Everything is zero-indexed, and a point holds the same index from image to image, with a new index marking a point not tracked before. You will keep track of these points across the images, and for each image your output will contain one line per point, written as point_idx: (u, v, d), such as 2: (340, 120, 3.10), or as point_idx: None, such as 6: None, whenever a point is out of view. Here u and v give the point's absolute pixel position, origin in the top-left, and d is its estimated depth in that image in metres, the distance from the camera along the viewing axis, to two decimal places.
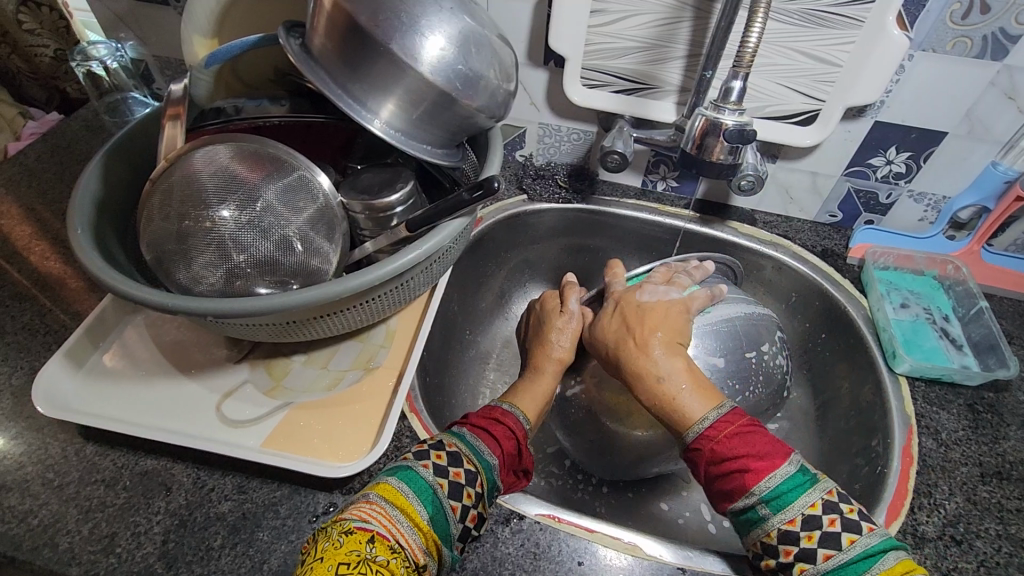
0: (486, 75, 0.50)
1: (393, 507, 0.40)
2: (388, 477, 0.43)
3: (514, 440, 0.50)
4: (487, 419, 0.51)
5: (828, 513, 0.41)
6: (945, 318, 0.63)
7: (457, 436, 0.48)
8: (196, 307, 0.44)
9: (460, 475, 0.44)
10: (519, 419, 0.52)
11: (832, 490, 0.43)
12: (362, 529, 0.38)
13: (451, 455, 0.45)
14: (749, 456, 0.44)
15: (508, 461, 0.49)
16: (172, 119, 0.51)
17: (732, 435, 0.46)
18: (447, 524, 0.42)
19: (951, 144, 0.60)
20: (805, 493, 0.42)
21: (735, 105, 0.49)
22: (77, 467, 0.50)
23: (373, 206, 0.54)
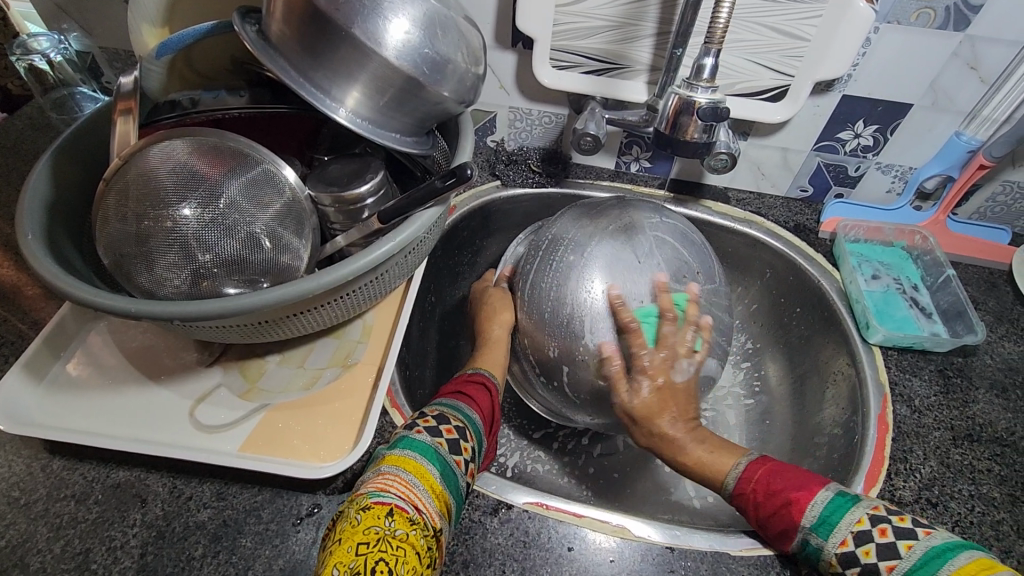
0: (454, 59, 0.48)
1: (408, 476, 0.40)
2: (393, 450, 0.42)
3: (489, 394, 0.52)
4: (459, 379, 0.53)
5: (870, 527, 0.41)
6: (914, 287, 0.65)
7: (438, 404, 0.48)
8: (160, 310, 0.42)
9: (452, 432, 0.45)
10: (486, 375, 0.54)
11: (861, 517, 0.41)
12: (379, 503, 0.38)
13: (438, 417, 0.46)
14: (777, 513, 0.44)
15: (488, 415, 0.50)
16: (124, 113, 0.49)
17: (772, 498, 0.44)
18: (457, 479, 0.42)
19: (916, 116, 0.61)
20: (835, 530, 0.41)
21: (708, 82, 0.48)
22: (44, 483, 0.48)
23: (342, 198, 0.52)
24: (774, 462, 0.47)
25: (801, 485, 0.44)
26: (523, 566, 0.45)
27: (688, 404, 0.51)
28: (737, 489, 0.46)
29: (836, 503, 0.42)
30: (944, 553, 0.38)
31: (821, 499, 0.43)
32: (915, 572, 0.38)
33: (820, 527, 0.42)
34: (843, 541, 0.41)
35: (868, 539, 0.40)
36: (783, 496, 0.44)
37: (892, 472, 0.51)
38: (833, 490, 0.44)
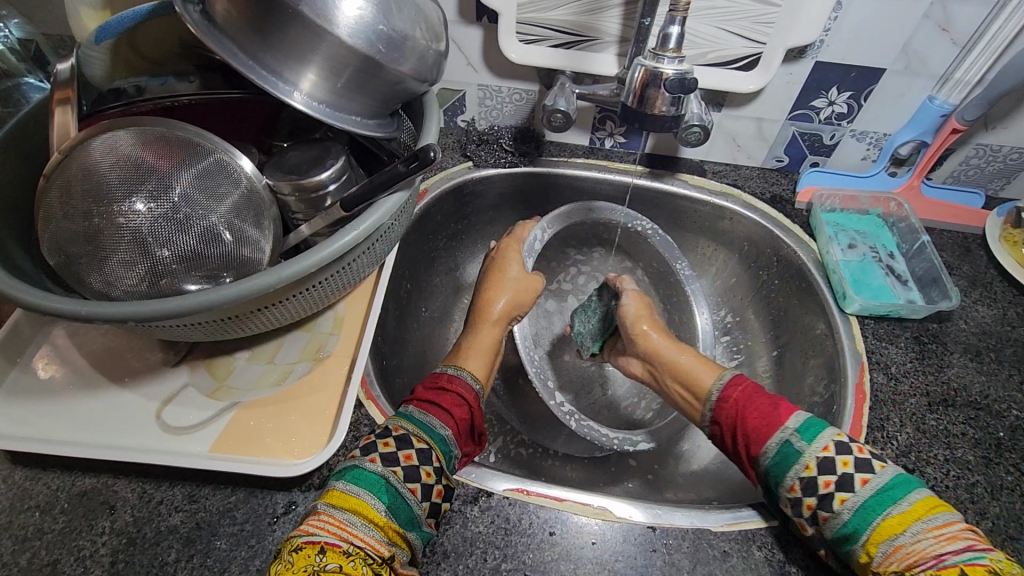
0: (412, 35, 0.46)
1: (344, 512, 0.38)
2: (336, 483, 0.40)
3: (466, 407, 0.49)
4: (434, 389, 0.50)
5: (819, 474, 0.42)
6: (890, 255, 0.65)
7: (406, 418, 0.46)
8: (113, 312, 0.40)
9: (412, 458, 0.42)
10: (466, 381, 0.51)
11: (826, 444, 0.43)
12: (310, 542, 0.36)
13: (399, 441, 0.43)
14: (764, 424, 0.46)
15: (462, 428, 0.48)
16: (62, 103, 0.46)
17: (741, 410, 0.48)
18: (409, 507, 0.40)
19: (889, 81, 0.60)
20: (818, 438, 0.43)
21: (674, 53, 0.46)
22: (7, 495, 0.46)
23: (303, 187, 0.50)
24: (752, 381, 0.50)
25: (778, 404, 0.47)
26: (505, 553, 0.45)
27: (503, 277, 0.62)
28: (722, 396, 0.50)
29: (818, 424, 0.45)
30: (895, 488, 0.40)
31: (799, 416, 0.45)
32: (880, 493, 0.40)
33: (805, 431, 0.44)
34: (825, 448, 0.43)
35: (846, 452, 0.42)
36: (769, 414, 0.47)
37: (870, 440, 0.51)
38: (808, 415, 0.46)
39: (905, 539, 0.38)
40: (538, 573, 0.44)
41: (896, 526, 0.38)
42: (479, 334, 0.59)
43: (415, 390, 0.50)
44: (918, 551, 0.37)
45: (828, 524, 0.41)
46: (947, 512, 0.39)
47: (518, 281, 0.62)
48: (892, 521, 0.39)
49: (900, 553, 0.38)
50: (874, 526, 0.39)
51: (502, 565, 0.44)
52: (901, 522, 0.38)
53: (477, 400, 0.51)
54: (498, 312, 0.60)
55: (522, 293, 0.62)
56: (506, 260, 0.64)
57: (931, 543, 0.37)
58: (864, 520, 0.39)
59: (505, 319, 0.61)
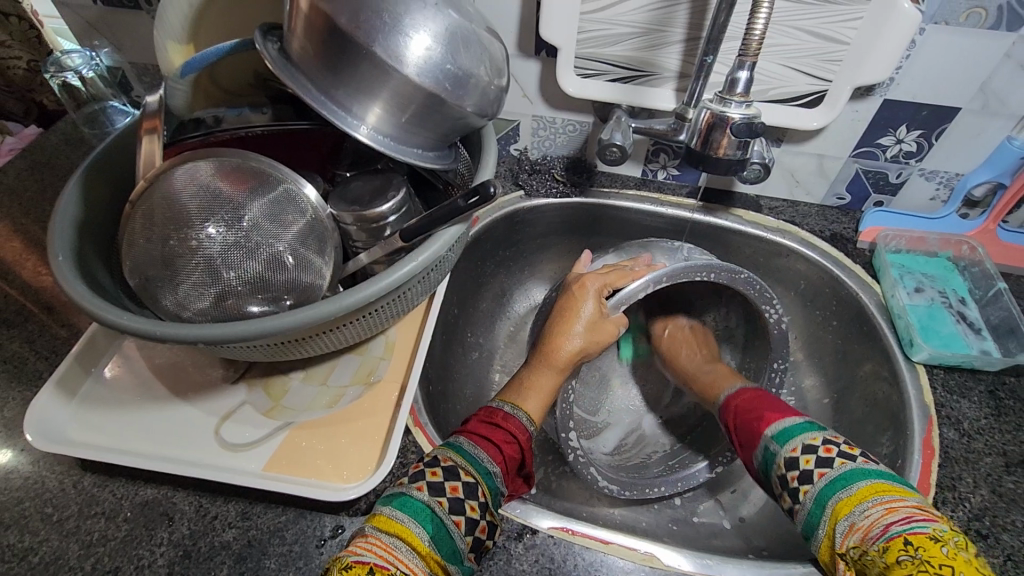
0: (476, 73, 0.47)
1: (390, 536, 0.38)
2: (384, 507, 0.40)
3: (516, 445, 0.48)
4: (486, 424, 0.49)
5: (822, 444, 0.46)
6: (961, 301, 0.62)
7: (454, 448, 0.46)
8: (187, 333, 0.42)
9: (458, 490, 0.42)
10: (520, 423, 0.50)
11: (797, 444, 0.47)
12: (359, 562, 0.36)
13: (447, 471, 0.43)
14: (750, 437, 0.52)
15: (510, 466, 0.47)
16: (149, 133, 0.49)
17: (749, 408, 0.55)
18: (452, 541, 0.40)
19: (964, 120, 0.58)
20: (792, 438, 0.47)
21: (742, 97, 0.46)
22: (76, 500, 0.49)
23: (364, 217, 0.52)
24: (764, 392, 0.57)
25: (778, 409, 0.52)
26: None
27: (572, 319, 0.57)
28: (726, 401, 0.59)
29: (801, 427, 0.48)
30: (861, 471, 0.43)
31: (773, 428, 0.50)
32: (832, 482, 0.43)
33: (778, 436, 0.48)
34: (793, 449, 0.47)
35: (811, 451, 0.46)
36: (758, 415, 0.53)
37: (939, 501, 0.48)
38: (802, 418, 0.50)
39: (855, 516, 0.40)
40: None
41: (902, 490, 0.40)
42: (540, 375, 0.56)
43: (466, 421, 0.50)
44: (864, 527, 0.39)
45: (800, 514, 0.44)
46: (900, 492, 0.40)
47: (592, 320, 0.58)
48: (887, 487, 0.41)
49: (854, 530, 0.39)
50: (835, 503, 0.42)
51: None
52: (850, 503, 0.41)
53: (530, 440, 0.50)
54: (571, 349, 0.56)
55: (594, 339, 0.58)
56: (580, 299, 0.58)
57: (874, 516, 0.39)
58: (823, 499, 0.42)
59: (571, 365, 0.57)
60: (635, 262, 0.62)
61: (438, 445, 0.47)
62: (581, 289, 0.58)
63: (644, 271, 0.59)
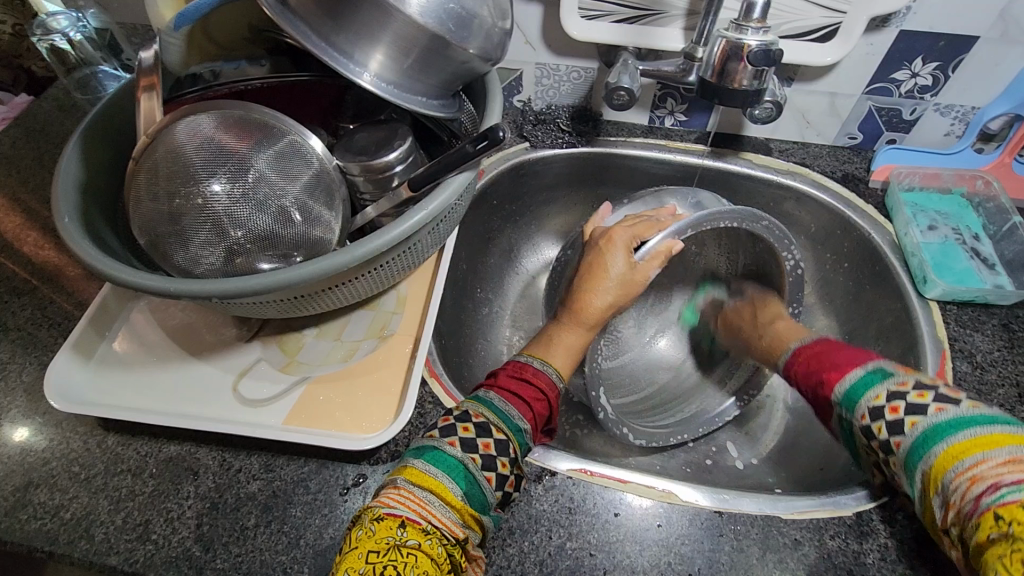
0: (480, 14, 0.46)
1: (424, 490, 0.38)
2: (415, 460, 0.41)
3: (545, 401, 0.48)
4: (516, 379, 0.48)
5: (887, 402, 0.42)
6: (975, 237, 0.61)
7: (484, 401, 0.45)
8: (199, 288, 0.42)
9: (490, 447, 0.42)
10: (551, 379, 0.49)
11: (880, 393, 0.43)
12: (392, 514, 0.37)
13: (478, 427, 0.43)
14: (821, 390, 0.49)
15: (539, 422, 0.47)
16: (146, 89, 0.48)
17: (817, 362, 0.51)
18: (484, 495, 0.40)
19: (982, 50, 0.56)
20: (873, 388, 0.44)
21: (759, 23, 0.45)
22: (102, 458, 0.50)
23: (370, 168, 0.51)
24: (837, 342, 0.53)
25: (852, 358, 0.48)
26: (570, 532, 0.45)
27: (598, 277, 0.55)
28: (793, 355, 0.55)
29: (866, 381, 0.45)
30: (938, 430, 0.39)
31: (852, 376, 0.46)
32: (922, 439, 0.39)
33: (846, 398, 0.45)
34: (863, 416, 0.44)
35: (887, 410, 0.42)
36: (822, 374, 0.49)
37: None
38: (869, 368, 0.46)
39: (945, 491, 0.37)
40: (604, 552, 0.44)
41: (987, 441, 0.37)
42: (569, 333, 0.54)
43: (494, 375, 0.49)
44: (953, 504, 0.36)
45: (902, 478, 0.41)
46: (987, 447, 0.36)
47: (621, 277, 0.55)
48: (971, 445, 0.37)
49: (948, 507, 0.36)
50: (924, 473, 0.38)
51: (568, 543, 0.44)
52: (936, 475, 0.38)
53: (559, 398, 0.50)
54: (599, 306, 0.54)
55: (629, 289, 0.55)
56: (608, 254, 0.56)
57: (960, 489, 0.36)
58: (911, 468, 0.40)
59: (600, 322, 0.55)
60: (658, 212, 0.60)
61: (466, 399, 0.47)
62: (608, 243, 0.56)
63: (670, 220, 0.56)
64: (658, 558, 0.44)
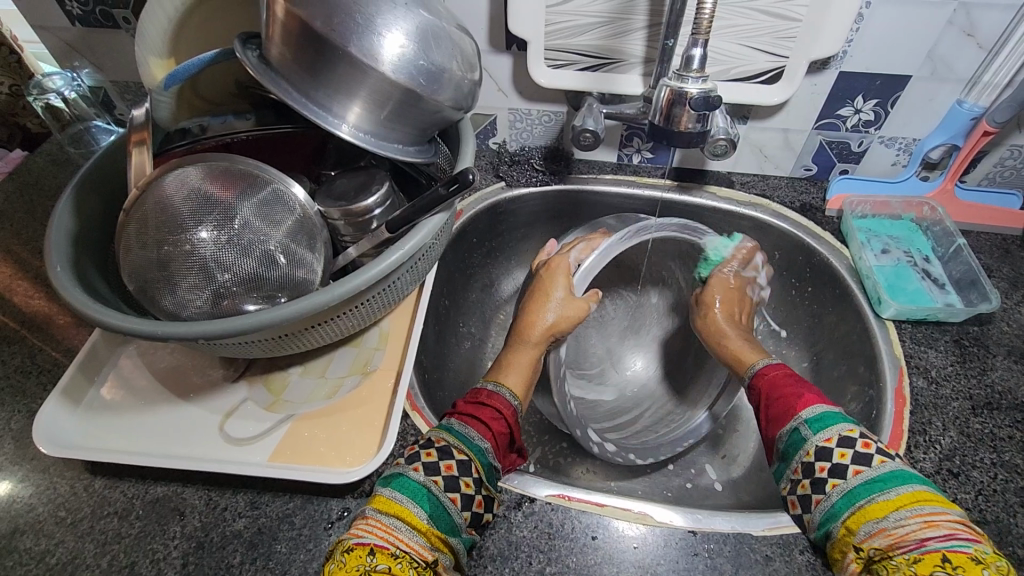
0: (449, 68, 0.49)
1: (390, 516, 0.40)
2: (381, 489, 0.42)
3: (503, 420, 0.50)
4: (472, 404, 0.51)
5: (861, 437, 0.44)
6: (925, 259, 0.65)
7: (446, 429, 0.47)
8: (187, 331, 0.44)
9: (453, 469, 0.44)
10: (506, 399, 0.52)
11: (833, 435, 0.45)
12: (360, 544, 0.38)
13: (440, 451, 0.45)
14: (780, 413, 0.50)
15: (499, 442, 0.49)
16: (138, 145, 0.51)
17: (772, 388, 0.53)
18: (450, 516, 0.42)
19: (915, 87, 0.61)
20: (828, 429, 0.46)
21: (697, 73, 0.48)
22: (88, 502, 0.50)
23: (351, 212, 0.54)
24: (793, 369, 0.54)
25: (818, 397, 0.49)
26: (549, 557, 0.46)
27: (541, 294, 0.63)
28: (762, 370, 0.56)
29: (830, 417, 0.47)
30: (888, 477, 0.42)
31: (811, 411, 0.48)
32: (869, 482, 0.42)
33: (814, 422, 0.47)
34: (827, 439, 0.45)
35: (848, 445, 0.44)
36: (797, 392, 0.51)
37: (912, 445, 0.51)
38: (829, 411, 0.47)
39: (888, 523, 0.39)
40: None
41: (943, 503, 0.39)
42: (519, 353, 0.59)
43: (454, 405, 0.52)
44: (898, 534, 0.38)
45: (781, 433, 0.49)
46: (945, 506, 0.39)
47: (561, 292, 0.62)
48: (921, 496, 0.40)
49: (883, 534, 0.39)
50: (859, 509, 0.41)
51: (547, 569, 0.46)
52: (885, 508, 0.40)
53: (517, 412, 0.52)
54: (546, 322, 0.60)
55: (571, 312, 0.61)
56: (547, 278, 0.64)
57: (911, 527, 0.38)
58: (851, 500, 0.42)
59: (546, 338, 0.60)
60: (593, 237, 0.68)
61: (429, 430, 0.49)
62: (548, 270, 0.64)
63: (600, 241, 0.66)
64: None
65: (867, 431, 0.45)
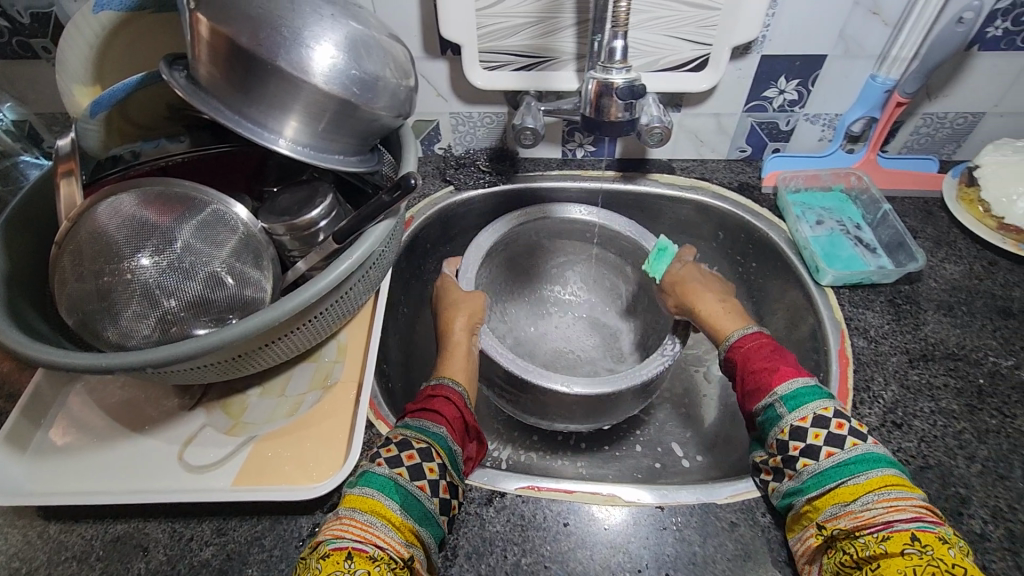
0: (382, 76, 0.50)
1: (363, 514, 0.40)
2: (351, 488, 0.43)
3: (454, 406, 0.51)
4: (423, 400, 0.51)
5: (833, 417, 0.45)
6: (856, 226, 0.68)
7: (401, 426, 0.48)
8: (131, 360, 0.43)
9: (414, 457, 0.44)
10: (453, 387, 0.53)
11: (807, 415, 0.45)
12: (337, 548, 0.38)
13: (399, 445, 0.45)
14: (758, 386, 0.50)
15: (456, 427, 0.50)
16: (65, 175, 0.50)
17: (746, 363, 0.52)
18: (421, 504, 0.42)
19: (832, 65, 0.64)
20: (801, 408, 0.46)
21: (621, 63, 0.50)
22: (44, 550, 0.48)
23: (295, 226, 0.54)
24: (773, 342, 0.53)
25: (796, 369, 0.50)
26: (523, 548, 0.47)
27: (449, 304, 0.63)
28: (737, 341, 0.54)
29: (811, 391, 0.47)
30: (857, 460, 0.42)
31: (790, 385, 0.48)
32: (842, 464, 0.43)
33: (789, 399, 0.47)
34: (803, 417, 0.45)
35: (822, 426, 0.45)
36: (772, 366, 0.50)
37: (857, 402, 0.54)
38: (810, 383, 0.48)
39: (855, 505, 0.41)
40: (557, 563, 0.46)
41: (907, 487, 0.41)
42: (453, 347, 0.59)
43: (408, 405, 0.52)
44: (864, 518, 0.40)
45: (757, 407, 0.49)
46: (908, 489, 0.41)
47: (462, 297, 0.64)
48: (887, 479, 0.41)
49: (849, 517, 0.41)
50: (828, 490, 0.42)
51: (522, 560, 0.46)
52: (854, 490, 0.41)
53: (466, 398, 0.53)
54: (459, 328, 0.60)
55: (476, 303, 0.63)
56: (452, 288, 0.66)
57: (878, 511, 0.40)
58: (823, 480, 0.43)
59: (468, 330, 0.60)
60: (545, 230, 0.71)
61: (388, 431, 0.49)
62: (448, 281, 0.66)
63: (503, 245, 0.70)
64: (607, 561, 0.46)
65: (839, 410, 0.45)
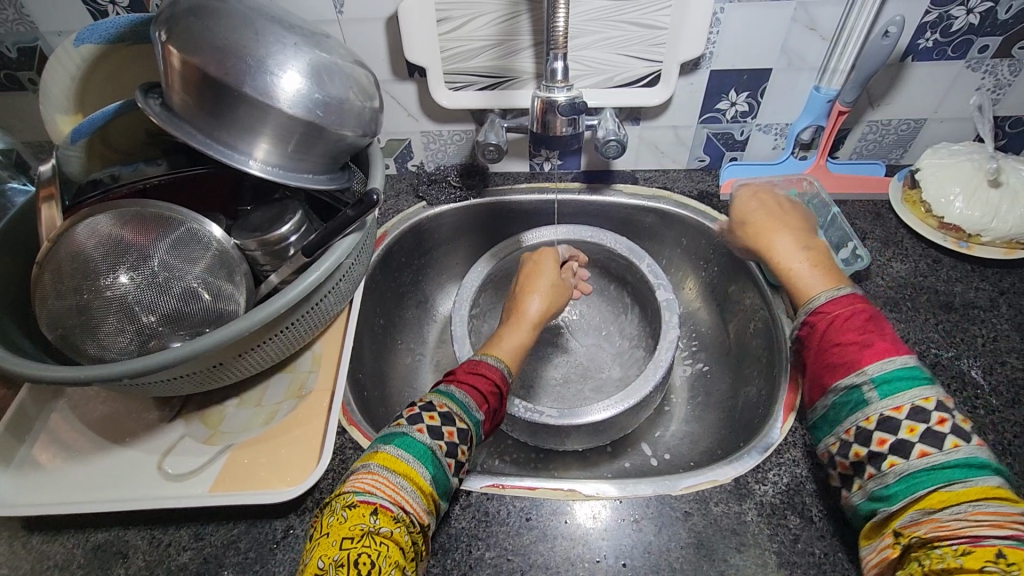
0: (345, 98, 0.53)
1: (397, 475, 0.42)
2: (386, 445, 0.44)
3: (495, 387, 0.53)
4: (472, 374, 0.53)
5: (935, 410, 0.41)
6: None
7: (448, 395, 0.49)
8: (108, 371, 0.45)
9: (453, 435, 0.46)
10: (502, 372, 0.55)
11: (902, 404, 0.42)
12: (364, 502, 0.40)
13: (443, 416, 0.47)
14: (843, 361, 0.46)
15: (492, 414, 0.52)
16: (47, 200, 0.53)
17: (833, 333, 0.48)
18: (446, 480, 0.45)
19: (778, 78, 0.68)
20: (897, 395, 0.43)
21: (562, 82, 0.53)
22: (27, 559, 0.50)
23: (267, 241, 0.57)
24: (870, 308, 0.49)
25: (895, 345, 0.45)
26: (488, 542, 0.49)
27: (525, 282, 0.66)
28: (824, 306, 0.49)
29: (906, 375, 0.43)
30: (956, 468, 0.39)
31: (890, 364, 0.44)
32: (933, 468, 0.40)
33: (884, 385, 0.43)
34: (898, 407, 0.42)
35: (919, 418, 0.42)
36: (865, 341, 0.46)
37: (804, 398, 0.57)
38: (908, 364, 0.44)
39: (942, 514, 0.38)
40: (519, 555, 0.48)
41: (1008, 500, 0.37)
42: (515, 332, 0.60)
43: (450, 372, 0.54)
44: (950, 528, 0.37)
45: (838, 385, 0.46)
46: (1006, 502, 0.37)
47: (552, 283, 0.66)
48: (982, 490, 0.38)
49: (933, 525, 0.38)
50: (914, 498, 0.40)
51: (486, 554, 0.48)
52: (944, 499, 0.38)
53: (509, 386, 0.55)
54: (534, 313, 0.62)
55: (554, 297, 0.65)
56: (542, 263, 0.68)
57: (967, 524, 0.36)
58: (901, 490, 0.40)
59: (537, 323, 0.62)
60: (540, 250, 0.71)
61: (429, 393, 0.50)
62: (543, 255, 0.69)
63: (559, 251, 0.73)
64: (568, 552, 0.48)
65: (942, 402, 0.42)
